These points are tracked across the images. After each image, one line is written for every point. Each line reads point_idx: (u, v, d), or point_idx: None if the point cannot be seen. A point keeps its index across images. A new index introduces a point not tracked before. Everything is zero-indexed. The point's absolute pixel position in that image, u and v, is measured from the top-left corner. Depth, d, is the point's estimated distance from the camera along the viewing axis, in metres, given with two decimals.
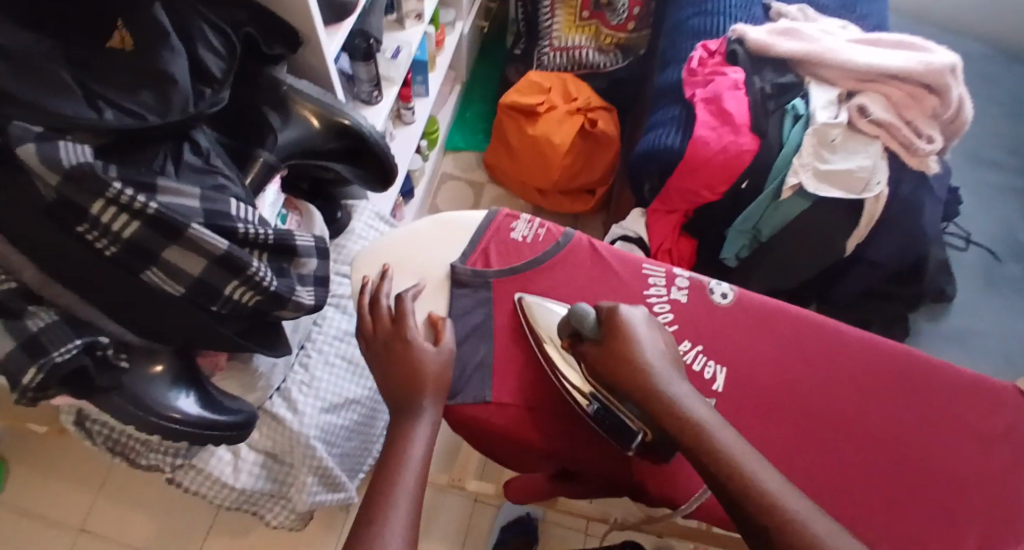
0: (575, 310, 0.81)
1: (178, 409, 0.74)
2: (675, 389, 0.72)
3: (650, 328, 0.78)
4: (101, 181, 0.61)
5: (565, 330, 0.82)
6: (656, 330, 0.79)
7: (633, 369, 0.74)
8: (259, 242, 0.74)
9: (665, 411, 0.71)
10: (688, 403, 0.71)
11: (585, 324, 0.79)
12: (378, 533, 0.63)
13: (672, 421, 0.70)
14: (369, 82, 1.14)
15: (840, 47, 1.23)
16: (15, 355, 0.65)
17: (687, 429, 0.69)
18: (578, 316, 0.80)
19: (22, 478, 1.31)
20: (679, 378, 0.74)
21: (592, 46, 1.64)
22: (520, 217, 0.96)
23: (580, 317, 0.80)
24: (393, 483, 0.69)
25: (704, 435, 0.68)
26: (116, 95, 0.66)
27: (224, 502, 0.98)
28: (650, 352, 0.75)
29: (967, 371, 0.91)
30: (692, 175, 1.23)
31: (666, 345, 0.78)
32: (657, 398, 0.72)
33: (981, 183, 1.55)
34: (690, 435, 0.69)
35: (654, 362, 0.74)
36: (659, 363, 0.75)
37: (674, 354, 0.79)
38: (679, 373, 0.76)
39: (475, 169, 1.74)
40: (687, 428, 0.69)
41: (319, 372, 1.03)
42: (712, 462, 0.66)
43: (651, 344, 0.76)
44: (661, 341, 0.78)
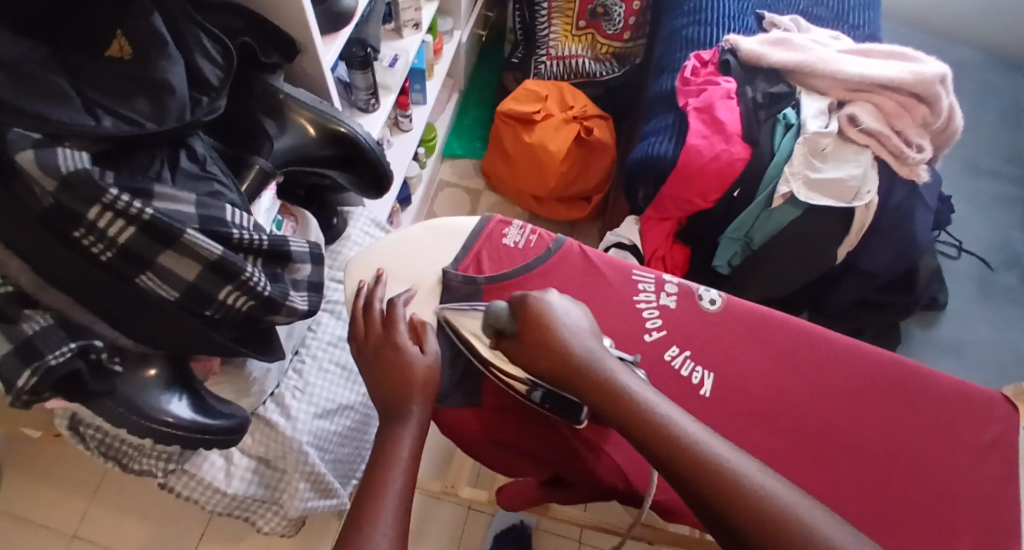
0: (491, 309, 0.81)
1: (171, 413, 0.75)
2: (598, 363, 0.73)
3: (566, 306, 0.79)
4: (98, 187, 0.62)
5: (488, 329, 0.82)
6: (574, 307, 0.80)
7: (553, 352, 0.74)
8: (254, 248, 0.75)
9: (594, 387, 0.72)
10: (613, 375, 0.72)
11: (501, 320, 0.80)
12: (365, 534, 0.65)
13: (601, 396, 0.71)
14: (365, 90, 1.15)
15: (831, 57, 1.25)
16: (9, 359, 0.65)
17: (616, 402, 0.70)
18: (494, 313, 0.80)
19: (16, 485, 1.31)
20: (601, 350, 0.75)
21: (589, 55, 1.66)
22: (512, 223, 0.97)
23: (497, 314, 0.80)
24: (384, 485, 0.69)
25: (635, 406, 0.69)
26: (113, 102, 0.67)
27: (215, 508, 0.98)
28: (569, 331, 0.76)
29: (956, 381, 0.92)
30: (686, 184, 1.24)
31: (585, 319, 0.79)
32: (582, 376, 0.73)
33: (973, 191, 1.56)
34: (619, 407, 0.70)
35: (573, 339, 0.75)
36: (578, 340, 0.75)
37: (595, 327, 0.79)
38: (601, 344, 0.77)
39: (471, 176, 1.75)
40: (616, 401, 0.70)
41: (313, 378, 1.03)
42: (647, 434, 0.67)
43: (569, 321, 0.77)
44: (580, 316, 0.79)
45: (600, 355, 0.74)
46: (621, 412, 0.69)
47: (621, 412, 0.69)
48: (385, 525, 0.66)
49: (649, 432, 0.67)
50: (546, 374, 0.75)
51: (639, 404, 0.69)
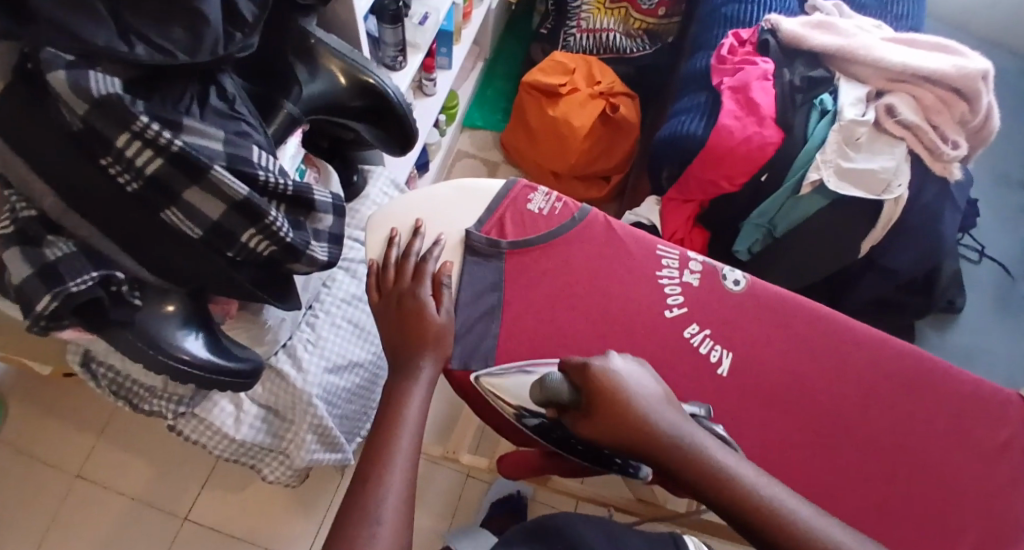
0: (546, 381, 0.73)
1: (187, 351, 0.74)
2: (686, 439, 0.67)
3: (634, 372, 0.73)
4: (128, 113, 0.61)
5: (540, 399, 0.74)
6: (641, 372, 0.74)
7: (637, 429, 0.68)
8: (278, 192, 0.74)
9: (690, 468, 0.65)
10: (706, 452, 0.66)
11: (562, 393, 0.72)
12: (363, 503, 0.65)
13: (698, 479, 0.65)
14: (394, 47, 1.13)
15: (874, 45, 1.21)
16: (30, 281, 0.66)
17: (714, 483, 0.64)
18: (550, 386, 0.72)
19: (23, 418, 1.32)
20: (685, 423, 0.69)
21: (621, 31, 1.63)
22: (538, 189, 0.96)
23: (555, 387, 0.72)
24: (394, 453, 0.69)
25: (737, 488, 0.63)
26: (147, 27, 0.63)
27: (221, 453, 0.98)
28: (646, 402, 0.70)
29: (976, 380, 0.90)
30: (714, 166, 1.22)
31: (656, 387, 0.73)
32: (672, 454, 0.67)
33: (1000, 198, 1.54)
34: (720, 489, 0.64)
35: (654, 413, 0.69)
36: (658, 415, 0.69)
37: (666, 392, 0.74)
38: (681, 415, 0.71)
39: (491, 149, 1.73)
40: (714, 482, 0.64)
41: (326, 332, 1.03)
42: (765, 522, 0.61)
43: (643, 391, 0.71)
44: (649, 382, 0.73)
45: (684, 430, 0.68)
46: (727, 496, 0.63)
47: (721, 492, 0.64)
48: (393, 494, 0.67)
49: (755, 510, 0.62)
50: (629, 453, 0.69)
51: (741, 485, 0.64)
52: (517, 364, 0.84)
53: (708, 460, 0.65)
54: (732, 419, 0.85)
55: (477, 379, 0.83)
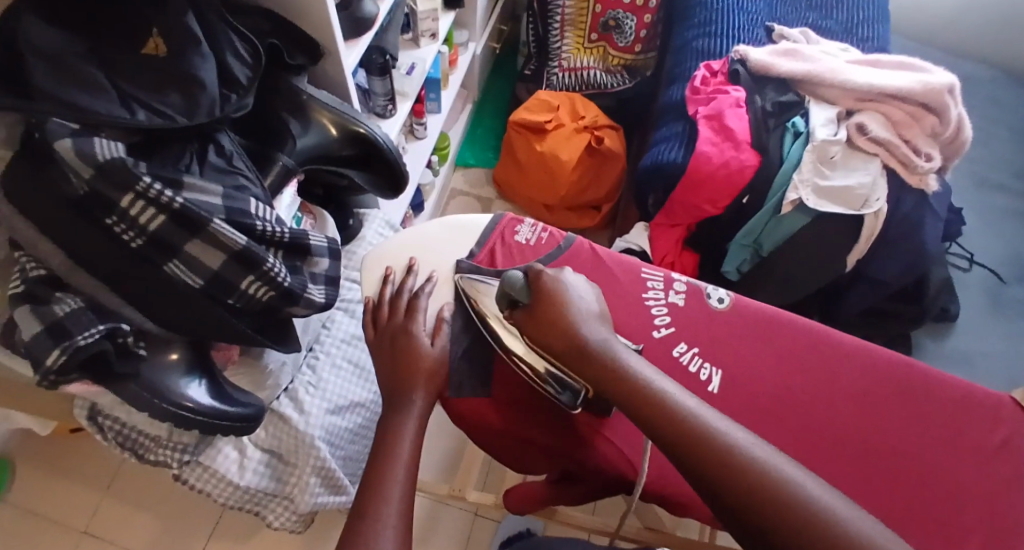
0: (506, 277, 0.84)
1: (190, 398, 0.77)
2: (601, 342, 0.76)
3: (580, 288, 0.83)
4: (131, 176, 0.65)
5: (501, 300, 0.85)
6: (587, 290, 0.83)
7: (560, 326, 0.78)
8: (276, 240, 0.78)
9: (598, 362, 0.75)
10: (617, 352, 0.75)
11: (516, 289, 0.82)
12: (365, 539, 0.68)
13: (600, 372, 0.74)
14: (383, 96, 1.18)
15: (839, 67, 1.27)
16: (39, 338, 0.68)
17: (614, 375, 0.74)
18: (509, 282, 0.83)
19: (28, 481, 1.33)
20: (607, 332, 0.78)
21: (600, 67, 1.69)
22: (524, 221, 1.00)
23: (511, 282, 0.83)
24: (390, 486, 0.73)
25: (631, 380, 0.72)
26: (146, 95, 0.70)
27: (227, 501, 1.00)
28: (578, 308, 0.79)
29: (964, 383, 0.93)
30: (696, 191, 1.26)
31: (596, 304, 0.82)
32: (586, 351, 0.76)
33: (982, 205, 1.55)
34: (618, 382, 0.73)
35: (581, 317, 0.78)
36: (583, 319, 0.78)
37: (605, 313, 0.82)
38: (608, 327, 0.79)
39: (483, 185, 1.78)
40: (613, 376, 0.73)
41: (326, 374, 1.05)
42: (648, 413, 0.69)
43: (580, 301, 0.80)
44: (592, 299, 0.82)
45: (606, 335, 0.77)
46: (621, 390, 0.72)
47: (618, 382, 0.73)
48: (388, 532, 0.69)
49: (641, 399, 0.70)
50: (551, 350, 0.78)
51: (631, 376, 0.72)
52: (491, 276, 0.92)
53: (613, 356, 0.74)
54: None
55: (458, 275, 0.93)
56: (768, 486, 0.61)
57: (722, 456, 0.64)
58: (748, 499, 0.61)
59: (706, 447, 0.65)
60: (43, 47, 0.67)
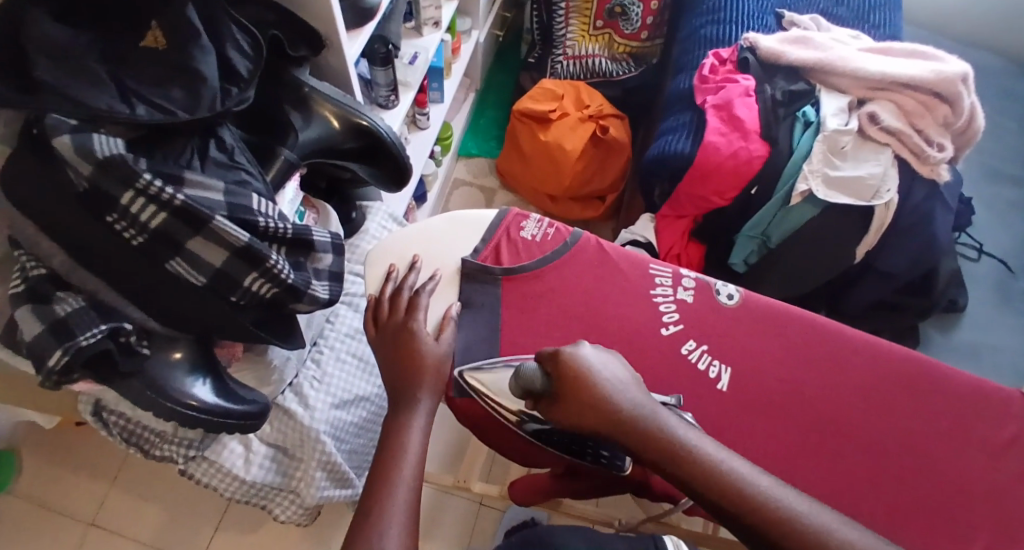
0: (521, 371, 0.78)
1: (195, 397, 0.76)
2: (651, 421, 0.74)
3: (602, 358, 0.78)
4: (131, 172, 0.64)
5: (518, 391, 0.79)
6: (608, 357, 0.79)
7: (603, 413, 0.74)
8: (278, 236, 0.77)
9: (654, 444, 0.72)
10: (669, 427, 0.73)
11: (537, 382, 0.77)
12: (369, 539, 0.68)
13: (662, 453, 0.72)
14: (386, 87, 1.16)
15: (851, 55, 1.24)
16: (41, 337, 0.67)
17: (676, 455, 0.71)
18: (525, 376, 0.78)
19: (36, 472, 1.33)
20: (649, 403, 0.76)
21: (606, 55, 1.67)
22: (531, 216, 0.98)
23: (530, 377, 0.77)
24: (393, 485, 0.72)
25: (698, 459, 0.70)
26: (147, 89, 0.69)
27: (233, 496, 0.99)
28: (612, 386, 0.76)
29: (975, 378, 0.91)
30: (703, 182, 1.24)
31: (623, 370, 0.78)
32: (638, 433, 0.73)
33: (992, 193, 1.53)
34: (683, 464, 0.70)
35: (619, 395, 0.75)
36: (624, 399, 0.75)
37: (633, 373, 0.79)
38: (646, 395, 0.77)
39: (487, 175, 1.76)
40: (678, 460, 0.71)
41: (330, 368, 1.04)
42: (730, 498, 0.67)
43: (610, 376, 0.76)
44: (616, 366, 0.78)
45: (648, 408, 0.75)
46: (690, 472, 0.70)
47: (683, 466, 0.70)
48: (394, 533, 0.69)
49: (715, 484, 0.68)
50: (596, 435, 0.75)
51: (697, 456, 0.70)
52: (503, 360, 0.87)
53: (670, 435, 0.72)
54: (740, 429, 0.86)
55: (460, 374, 0.85)
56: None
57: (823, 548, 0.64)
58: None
59: (801, 536, 0.65)
60: (44, 40, 0.65)
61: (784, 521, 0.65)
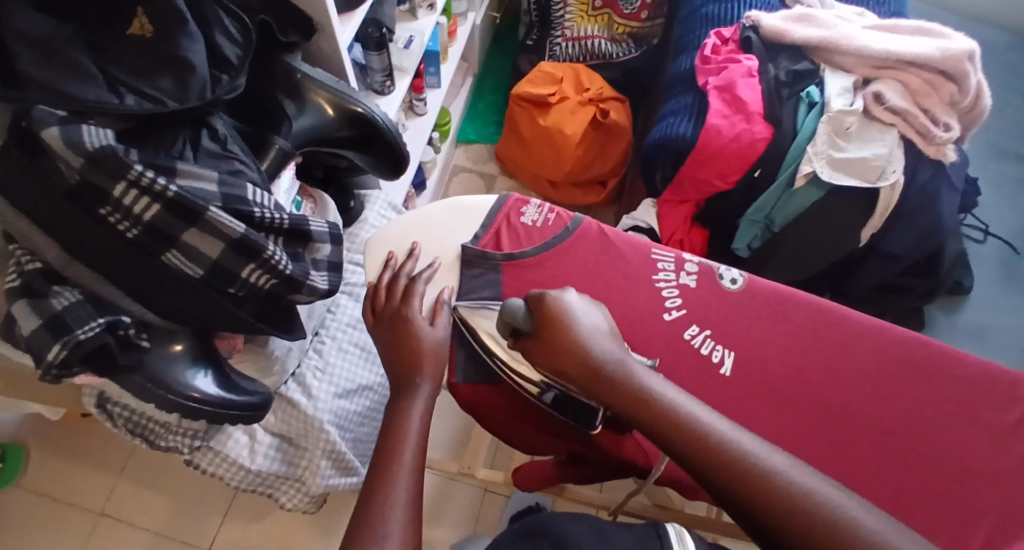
0: (508, 306, 0.81)
1: (196, 389, 0.76)
2: (618, 365, 0.72)
3: (584, 307, 0.79)
4: (123, 164, 0.64)
5: (505, 329, 0.82)
6: (592, 309, 0.79)
7: (571, 351, 0.73)
8: (275, 227, 0.76)
9: (613, 385, 0.71)
10: (633, 373, 0.72)
11: (517, 318, 0.79)
12: (372, 527, 0.67)
13: (621, 397, 0.70)
14: (381, 73, 1.14)
15: (855, 33, 1.22)
16: (38, 333, 0.66)
17: (634, 399, 0.69)
18: (510, 311, 0.80)
19: (44, 463, 1.34)
20: (621, 353, 0.74)
21: (606, 37, 1.65)
22: (530, 202, 0.97)
23: (513, 312, 0.80)
24: (393, 473, 0.72)
25: (653, 402, 0.68)
26: (133, 79, 0.68)
27: (239, 485, 1.00)
28: (586, 330, 0.75)
29: (982, 360, 0.90)
30: (705, 165, 1.23)
31: (604, 322, 0.78)
32: (600, 373, 0.72)
33: (998, 173, 1.51)
34: (639, 406, 0.69)
35: (591, 338, 0.74)
36: (596, 342, 0.74)
37: (614, 330, 0.79)
38: (622, 347, 0.75)
39: (487, 161, 1.74)
40: (637, 403, 0.69)
41: (333, 358, 1.04)
42: (679, 438, 0.65)
43: (586, 320, 0.76)
44: (597, 317, 0.78)
45: (617, 355, 0.73)
46: (644, 414, 0.68)
47: (638, 406, 0.69)
48: (396, 519, 0.68)
49: (665, 422, 0.66)
50: (564, 377, 0.74)
51: (655, 400, 0.68)
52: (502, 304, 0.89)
53: (632, 379, 0.71)
54: (743, 414, 0.85)
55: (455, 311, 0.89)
56: (809, 516, 0.57)
57: (759, 481, 0.60)
58: (788, 528, 0.57)
59: (740, 470, 0.61)
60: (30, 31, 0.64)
61: (726, 455, 0.62)
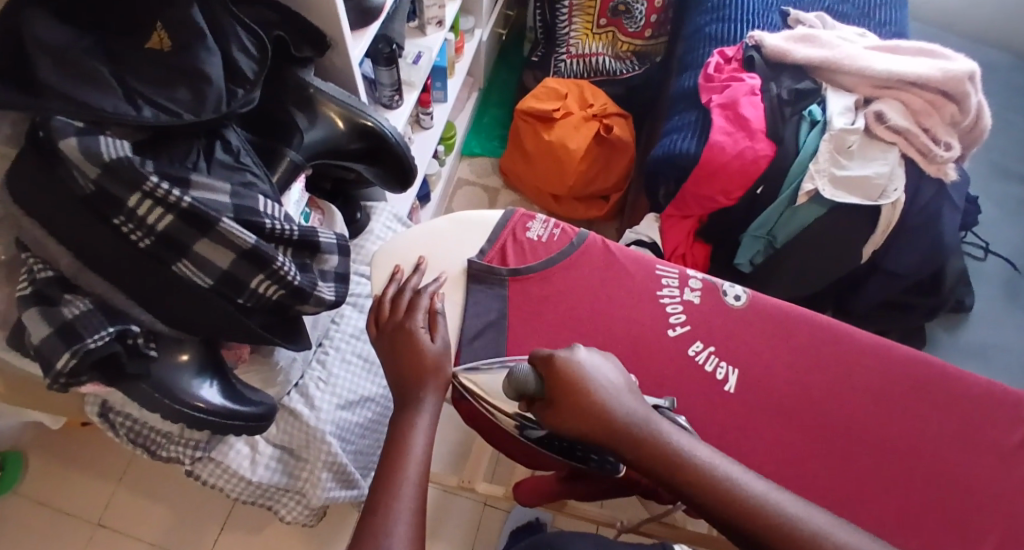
0: (514, 374, 0.77)
1: (202, 399, 0.76)
2: (645, 426, 0.73)
3: (596, 362, 0.77)
4: (139, 175, 0.64)
5: (511, 393, 0.78)
6: (602, 360, 0.78)
7: (597, 418, 0.73)
8: (284, 238, 0.77)
9: (644, 447, 0.71)
10: (661, 432, 0.72)
11: (529, 385, 0.76)
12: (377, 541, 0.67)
13: (657, 461, 0.71)
14: (390, 87, 1.16)
15: (857, 54, 1.24)
16: (50, 340, 0.67)
17: (670, 462, 0.70)
18: (518, 378, 0.77)
19: (42, 471, 1.33)
20: (642, 409, 0.74)
21: (610, 53, 1.66)
22: (536, 217, 0.98)
23: (522, 379, 0.76)
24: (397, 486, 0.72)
25: (692, 466, 0.69)
26: (152, 91, 0.69)
27: (239, 496, 0.99)
28: (606, 391, 0.74)
29: (982, 379, 0.91)
30: (708, 181, 1.24)
31: (616, 374, 0.77)
32: (631, 438, 0.72)
33: (999, 192, 1.52)
34: (674, 470, 0.70)
35: (614, 400, 0.74)
36: (619, 404, 0.74)
37: (628, 378, 0.78)
38: (640, 401, 0.75)
39: (490, 174, 1.75)
40: (674, 466, 0.70)
41: (337, 370, 1.04)
42: (727, 505, 0.67)
43: (603, 379, 0.75)
44: (610, 371, 0.77)
45: (642, 415, 0.73)
46: (685, 478, 0.69)
47: (674, 470, 0.70)
48: (400, 531, 0.69)
49: (710, 488, 0.68)
50: (590, 441, 0.73)
51: (694, 463, 0.69)
52: (501, 360, 0.85)
53: (664, 442, 0.71)
54: (746, 432, 0.86)
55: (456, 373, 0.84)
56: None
57: (813, 548, 0.63)
58: None
59: (797, 542, 0.64)
60: (49, 42, 0.64)
61: (776, 524, 0.65)
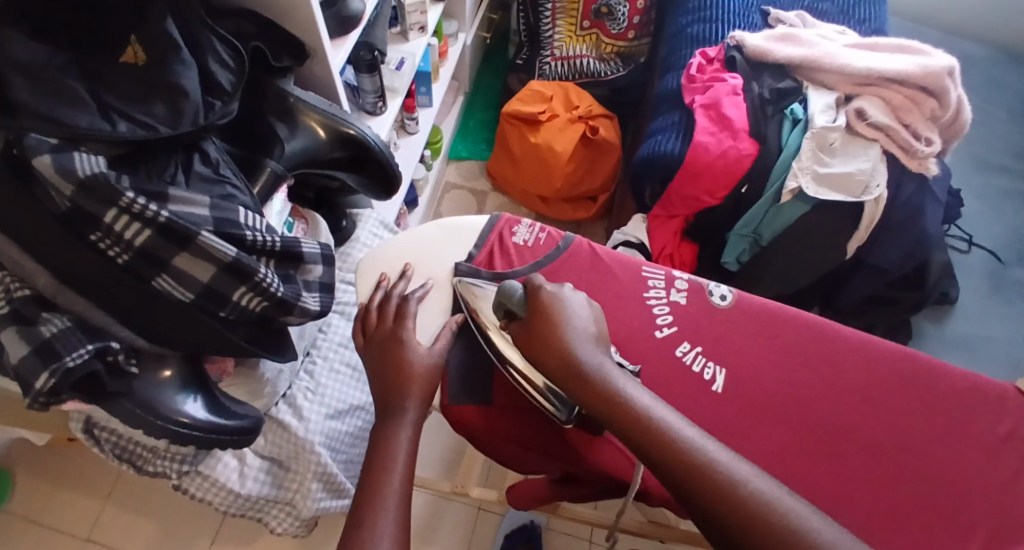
0: (504, 287, 0.83)
1: (186, 414, 0.75)
2: (596, 365, 0.73)
3: (579, 304, 0.80)
4: (114, 191, 0.64)
5: (499, 311, 0.84)
6: (586, 306, 0.80)
7: (554, 347, 0.75)
8: (267, 250, 0.77)
9: (585, 383, 0.72)
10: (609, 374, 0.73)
11: (512, 301, 0.81)
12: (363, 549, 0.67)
13: (596, 398, 0.71)
14: (373, 93, 1.15)
15: (838, 52, 1.24)
16: (28, 360, 0.66)
17: (607, 401, 0.71)
18: (506, 294, 0.83)
19: (29, 488, 1.32)
20: (600, 352, 0.75)
21: (594, 55, 1.67)
22: (521, 221, 0.98)
23: (507, 294, 0.82)
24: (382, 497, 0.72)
25: (627, 407, 0.70)
26: (125, 105, 0.69)
27: (229, 509, 0.99)
28: (570, 327, 0.76)
29: (967, 374, 0.92)
30: (692, 181, 1.24)
31: (594, 323, 0.79)
32: (576, 373, 0.73)
33: (981, 185, 1.53)
34: (608, 404, 0.71)
35: (574, 336, 0.76)
36: (579, 340, 0.75)
37: (603, 332, 0.79)
38: (603, 348, 0.76)
39: (478, 178, 1.75)
40: (611, 404, 0.71)
41: (324, 379, 1.04)
42: (655, 447, 0.67)
43: (575, 319, 0.77)
44: (590, 317, 0.79)
45: (597, 355, 0.75)
46: (617, 415, 0.70)
47: (608, 407, 0.71)
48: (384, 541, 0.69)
49: (640, 429, 0.68)
50: (544, 369, 0.76)
51: (629, 405, 0.70)
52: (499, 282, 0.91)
53: (606, 381, 0.72)
54: (734, 433, 0.86)
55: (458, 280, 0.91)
56: (772, 533, 0.60)
57: (743, 501, 0.62)
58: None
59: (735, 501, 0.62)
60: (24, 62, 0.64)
61: (699, 466, 0.64)
